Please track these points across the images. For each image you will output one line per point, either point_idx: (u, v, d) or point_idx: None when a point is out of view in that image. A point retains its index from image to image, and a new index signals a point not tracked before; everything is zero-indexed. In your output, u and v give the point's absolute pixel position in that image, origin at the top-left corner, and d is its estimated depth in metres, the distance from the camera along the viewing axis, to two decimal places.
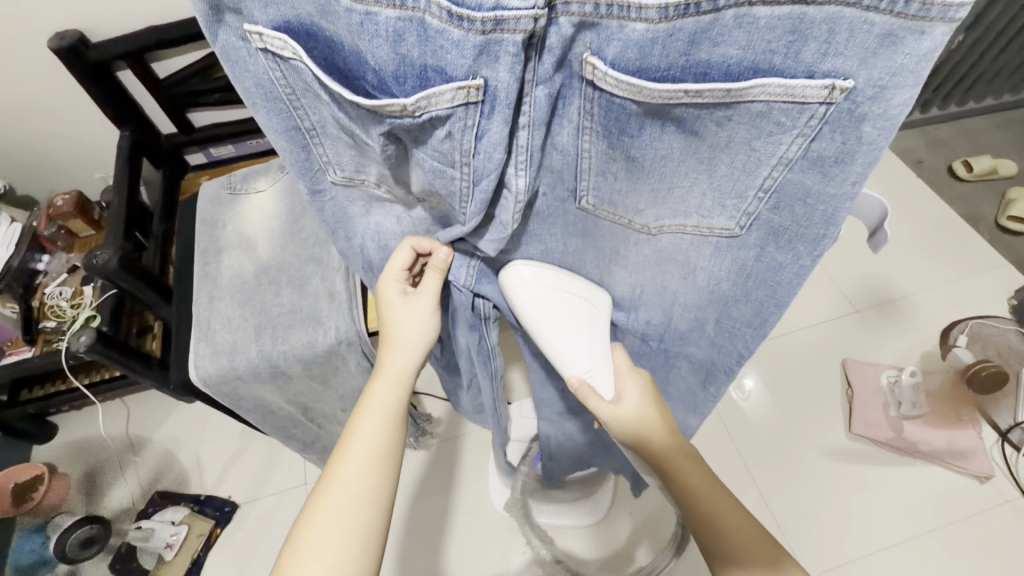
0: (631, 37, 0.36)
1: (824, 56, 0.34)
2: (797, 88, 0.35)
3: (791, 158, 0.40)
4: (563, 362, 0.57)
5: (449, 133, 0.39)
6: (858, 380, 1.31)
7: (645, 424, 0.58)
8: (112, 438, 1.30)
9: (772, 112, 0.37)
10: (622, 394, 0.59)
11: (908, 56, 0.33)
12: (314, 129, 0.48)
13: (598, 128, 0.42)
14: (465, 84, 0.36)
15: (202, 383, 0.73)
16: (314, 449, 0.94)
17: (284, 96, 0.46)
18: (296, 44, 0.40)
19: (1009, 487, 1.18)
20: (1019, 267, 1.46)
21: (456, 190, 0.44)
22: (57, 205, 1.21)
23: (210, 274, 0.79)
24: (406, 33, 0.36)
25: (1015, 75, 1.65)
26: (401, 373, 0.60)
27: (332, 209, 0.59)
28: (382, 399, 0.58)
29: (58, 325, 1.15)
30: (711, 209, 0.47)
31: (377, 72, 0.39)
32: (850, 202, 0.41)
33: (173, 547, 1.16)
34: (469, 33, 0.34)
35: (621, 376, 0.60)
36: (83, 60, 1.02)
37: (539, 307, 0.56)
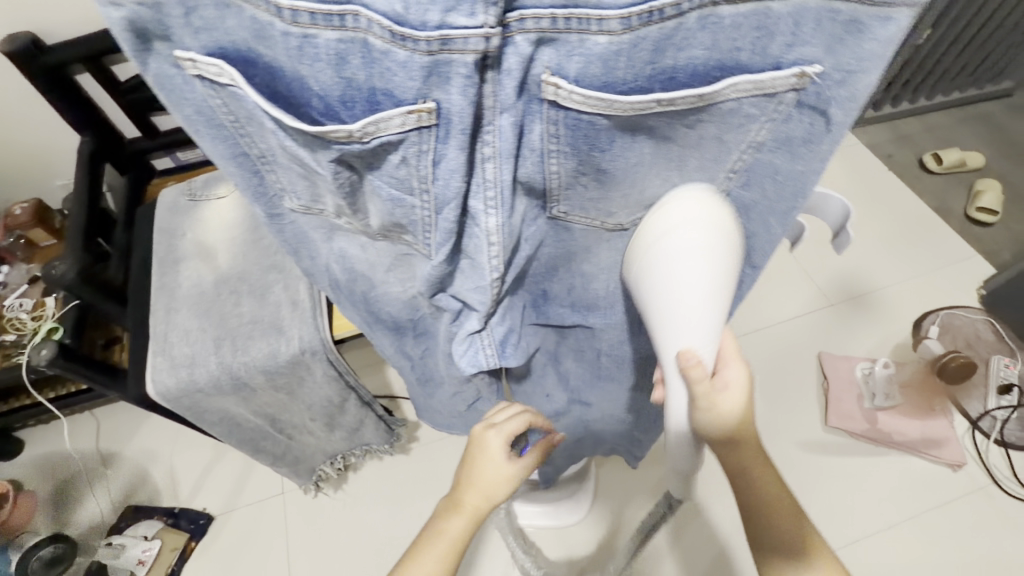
0: (594, 51, 0.33)
1: (790, 46, 0.35)
2: (767, 81, 0.36)
3: (761, 141, 0.40)
4: (682, 329, 0.44)
5: (404, 158, 0.37)
6: (832, 371, 1.33)
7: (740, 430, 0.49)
8: (79, 453, 1.26)
9: (742, 107, 0.37)
10: (728, 385, 0.47)
11: (874, 42, 0.34)
12: (264, 157, 0.43)
13: (564, 148, 0.39)
14: (416, 108, 0.33)
15: (161, 398, 0.71)
16: (286, 461, 0.92)
17: (227, 124, 0.41)
18: (232, 69, 0.35)
19: (980, 474, 1.20)
20: (987, 257, 1.50)
21: (417, 219, 0.42)
22: (15, 214, 1.16)
23: (167, 284, 0.77)
24: (349, 56, 0.32)
25: (980, 68, 1.69)
26: (478, 515, 0.58)
27: (293, 231, 0.53)
28: (455, 535, 0.57)
29: (18, 339, 1.12)
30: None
31: (322, 98, 0.35)
32: (820, 178, 0.42)
33: (146, 563, 1.13)
34: (414, 53, 0.31)
35: (728, 361, 0.48)
36: (37, 63, 0.98)
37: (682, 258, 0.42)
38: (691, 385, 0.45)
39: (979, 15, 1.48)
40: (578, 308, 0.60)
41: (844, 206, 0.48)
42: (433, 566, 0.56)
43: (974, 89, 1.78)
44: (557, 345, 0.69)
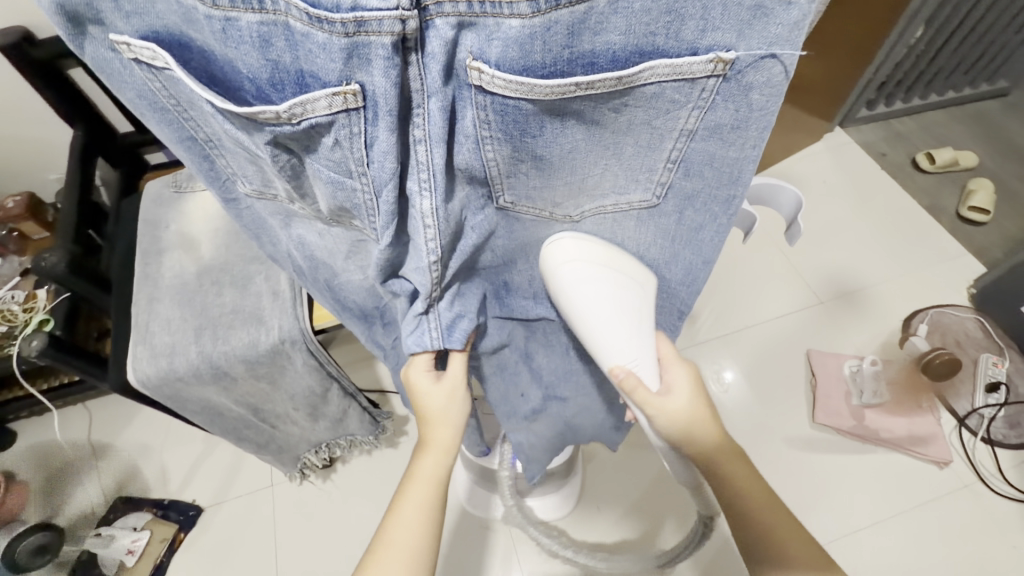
0: (510, 35, 0.35)
1: (704, 32, 0.36)
2: (683, 67, 0.37)
3: (691, 129, 0.42)
4: (607, 350, 0.54)
5: (337, 140, 0.39)
6: (821, 368, 1.33)
7: (697, 422, 0.56)
8: (70, 444, 1.27)
9: (665, 92, 0.39)
10: (671, 386, 0.57)
11: (781, 26, 0.36)
12: (210, 140, 0.48)
13: (497, 133, 0.41)
14: (340, 90, 0.35)
15: (141, 386, 0.72)
16: (270, 451, 0.93)
17: (170, 107, 0.45)
18: (164, 53, 0.39)
19: (966, 471, 1.21)
20: (978, 256, 1.50)
21: (359, 201, 0.44)
22: (7, 206, 1.17)
23: (150, 274, 0.78)
24: (272, 38, 0.35)
25: (974, 67, 1.69)
26: (447, 448, 0.63)
27: (251, 217, 0.59)
28: (430, 469, 0.61)
29: (9, 330, 1.13)
30: (625, 183, 0.48)
31: (254, 81, 0.39)
32: (753, 164, 0.43)
33: (134, 553, 1.14)
34: (332, 35, 0.33)
35: (669, 366, 0.58)
36: (28, 56, 0.98)
37: (583, 287, 0.52)
38: (631, 393, 0.55)
39: (972, 14, 1.47)
40: (541, 299, 0.64)
41: (797, 196, 0.56)
42: (418, 506, 0.59)
43: (968, 89, 1.78)
44: (526, 343, 0.70)
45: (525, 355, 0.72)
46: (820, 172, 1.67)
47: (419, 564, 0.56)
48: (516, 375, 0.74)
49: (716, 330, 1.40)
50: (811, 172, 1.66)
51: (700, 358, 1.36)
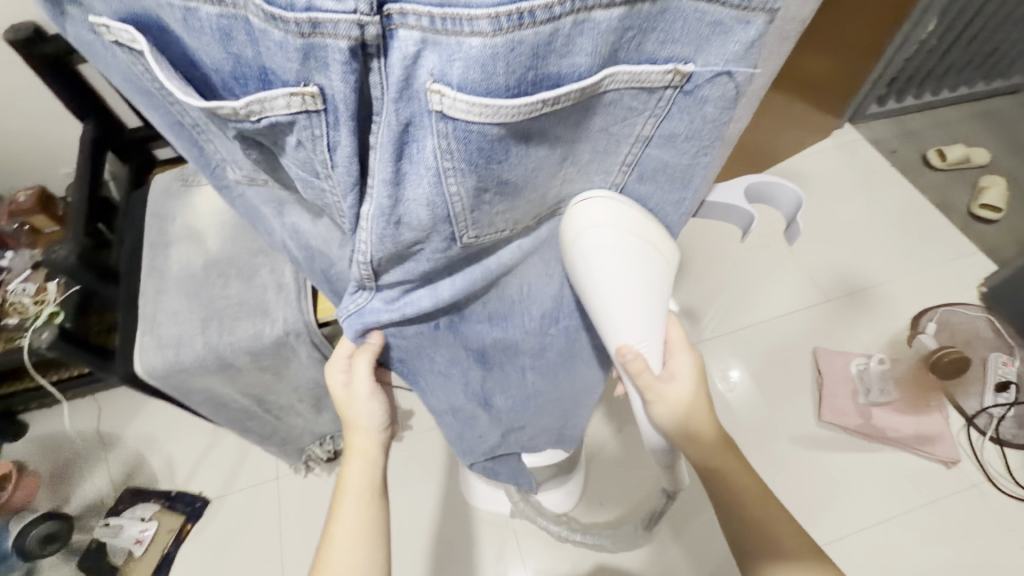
0: (471, 55, 0.34)
1: (663, 44, 0.38)
2: (641, 74, 0.40)
3: (648, 136, 0.45)
4: (616, 329, 0.54)
5: (299, 140, 0.39)
6: (827, 366, 1.32)
7: (693, 414, 0.58)
8: (79, 435, 1.28)
9: (622, 98, 0.41)
10: (674, 372, 0.58)
11: (738, 44, 0.38)
12: (197, 125, 0.49)
13: (460, 164, 0.40)
14: (298, 90, 0.35)
15: (148, 376, 0.72)
16: (274, 442, 0.94)
17: (155, 91, 0.45)
18: (141, 37, 0.39)
19: (974, 471, 1.20)
20: (990, 254, 1.48)
21: (328, 199, 0.45)
22: (20, 200, 1.20)
23: (157, 267, 0.79)
24: (233, 32, 0.36)
25: (986, 63, 1.66)
26: (367, 451, 0.65)
27: (244, 205, 0.60)
28: (356, 475, 0.63)
29: (20, 322, 1.14)
30: (581, 187, 0.51)
31: (218, 72, 0.40)
32: (702, 167, 0.48)
33: (143, 543, 1.16)
34: (288, 34, 0.33)
35: (675, 352, 0.59)
36: (40, 52, 0.99)
37: (605, 258, 0.50)
38: (635, 376, 0.55)
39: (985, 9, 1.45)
40: (495, 321, 0.62)
41: (798, 194, 0.55)
42: (355, 513, 0.60)
43: (981, 85, 1.76)
44: (482, 385, 0.70)
45: (481, 401, 0.73)
46: (828, 169, 1.65)
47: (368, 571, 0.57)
48: (473, 419, 0.75)
49: (721, 327, 1.39)
50: (819, 168, 1.65)
51: (706, 356, 1.36)
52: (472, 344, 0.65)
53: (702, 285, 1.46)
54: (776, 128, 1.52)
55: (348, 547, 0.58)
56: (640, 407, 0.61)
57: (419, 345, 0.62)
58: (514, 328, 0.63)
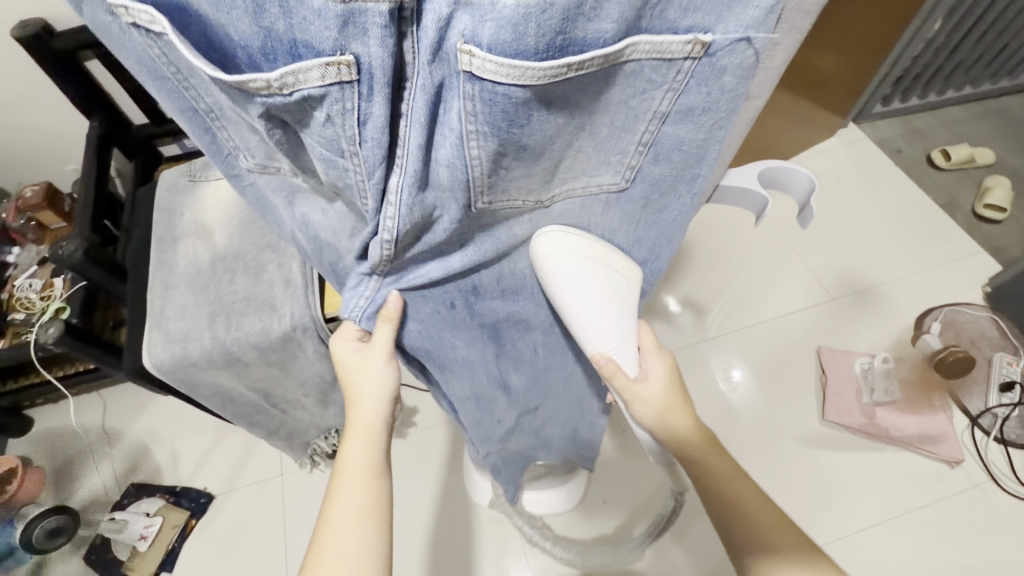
0: (503, 15, 0.35)
1: (685, 12, 0.39)
2: (664, 44, 0.40)
3: (665, 112, 0.45)
4: (591, 339, 0.59)
5: (329, 116, 0.39)
6: (831, 366, 1.32)
7: (671, 411, 0.60)
8: (84, 430, 1.29)
9: (643, 69, 0.41)
10: (648, 374, 0.61)
11: (757, 9, 0.39)
12: (211, 111, 0.49)
13: (484, 128, 0.40)
14: (334, 60, 0.36)
15: (156, 370, 0.73)
16: (280, 437, 0.95)
17: (170, 75, 0.46)
18: (162, 17, 0.39)
19: (978, 471, 1.19)
20: (994, 254, 1.47)
21: (351, 181, 0.44)
22: (26, 196, 1.20)
23: (166, 261, 0.79)
24: (265, 5, 0.36)
25: (992, 63, 1.66)
26: (369, 428, 0.64)
27: (254, 193, 0.59)
28: (356, 454, 0.62)
29: (27, 317, 1.15)
30: (596, 166, 0.50)
31: (245, 48, 0.40)
32: (718, 143, 0.47)
33: (147, 539, 1.16)
34: (328, 1, 0.34)
35: (650, 354, 0.63)
36: (47, 48, 1.00)
37: (569, 278, 0.55)
38: (612, 380, 0.60)
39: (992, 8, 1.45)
40: (508, 296, 0.62)
41: (810, 179, 0.55)
42: (355, 490, 0.60)
43: (986, 85, 1.75)
44: (498, 364, 0.68)
45: (499, 381, 0.69)
46: (833, 168, 1.65)
47: (369, 547, 0.57)
48: (491, 403, 0.71)
49: (725, 326, 1.39)
50: (824, 168, 1.65)
51: (709, 354, 1.35)
52: (486, 321, 0.63)
53: (705, 285, 1.46)
54: (778, 128, 1.52)
55: (350, 522, 0.58)
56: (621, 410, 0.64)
57: (437, 330, 0.60)
58: (527, 300, 0.64)
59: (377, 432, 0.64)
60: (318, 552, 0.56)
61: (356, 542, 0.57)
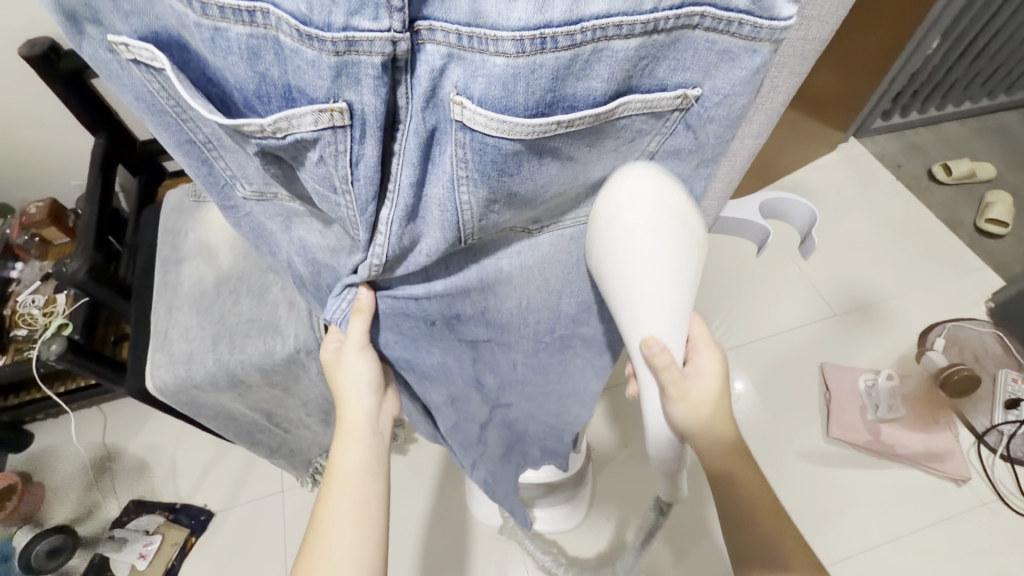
0: (493, 73, 0.36)
1: (674, 71, 0.40)
2: (654, 101, 0.41)
3: (652, 153, 0.46)
4: (642, 319, 0.48)
5: (322, 156, 0.39)
6: (835, 383, 1.31)
7: (716, 417, 0.54)
8: (85, 446, 1.29)
9: (633, 123, 0.42)
10: (699, 370, 0.53)
11: (744, 70, 0.40)
12: (209, 142, 0.49)
13: (473, 175, 0.41)
14: (327, 107, 0.36)
15: (158, 392, 0.73)
16: (282, 455, 0.95)
17: (169, 109, 0.46)
18: (162, 55, 0.40)
19: (985, 489, 1.18)
20: (997, 269, 1.48)
21: (343, 215, 0.44)
22: (31, 212, 1.20)
23: (170, 282, 0.79)
24: (261, 52, 0.35)
25: (992, 79, 1.67)
26: (363, 429, 0.63)
27: (250, 223, 0.59)
28: (353, 455, 0.61)
29: (29, 333, 1.15)
30: (585, 200, 0.51)
31: (241, 90, 0.39)
32: (703, 179, 0.49)
33: (146, 557, 1.14)
34: (322, 53, 0.33)
35: (700, 348, 0.54)
36: (55, 69, 1.00)
37: (644, 237, 0.44)
38: (660, 371, 0.49)
39: (992, 26, 1.46)
40: (492, 328, 0.61)
41: (811, 212, 0.58)
42: (352, 492, 0.59)
43: (986, 100, 1.77)
44: (474, 368, 0.66)
45: (475, 382, 0.68)
46: (834, 182, 1.65)
47: (367, 548, 0.56)
48: (467, 402, 0.71)
49: (729, 340, 1.39)
50: (825, 182, 1.65)
51: None
52: (466, 338, 0.62)
53: (708, 296, 1.46)
54: (781, 144, 1.51)
55: (343, 526, 0.57)
56: (652, 399, 0.55)
57: (413, 340, 0.61)
58: (510, 333, 0.62)
59: (363, 434, 0.63)
60: (312, 559, 0.55)
61: (350, 544, 0.56)
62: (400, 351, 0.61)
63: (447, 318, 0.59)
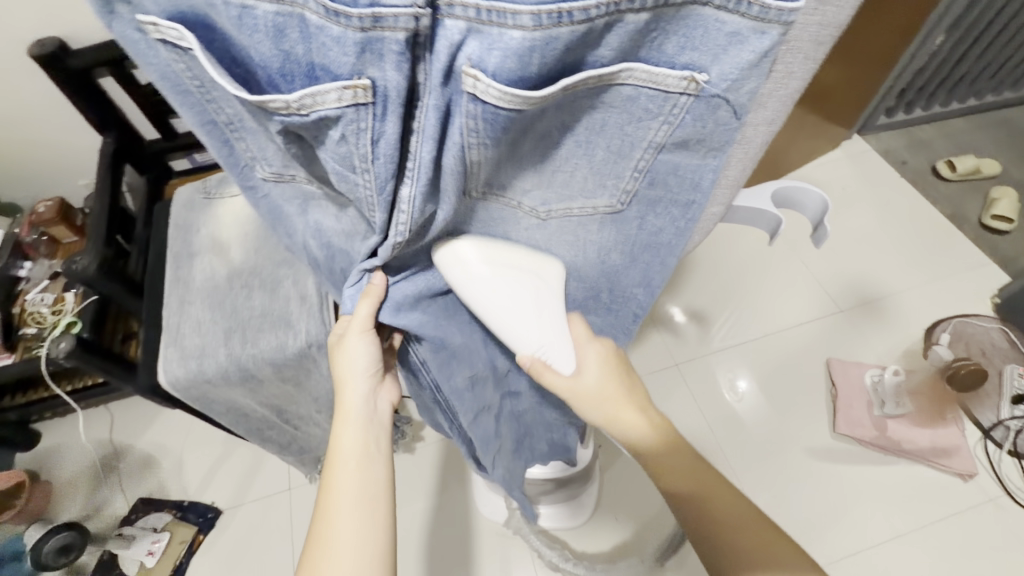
0: (510, 46, 0.35)
1: (683, 49, 0.40)
2: (660, 76, 0.40)
3: (660, 142, 0.46)
4: (513, 344, 0.57)
5: (343, 135, 0.40)
6: (842, 379, 1.31)
7: (610, 403, 0.60)
8: (93, 445, 1.29)
9: (640, 97, 0.42)
10: (584, 366, 0.59)
11: (751, 53, 0.39)
12: (232, 123, 0.50)
13: (484, 140, 0.41)
14: (351, 84, 0.36)
15: (171, 387, 0.73)
16: (292, 451, 0.95)
17: (193, 89, 0.47)
18: (189, 33, 0.40)
19: (992, 485, 1.18)
20: (1003, 265, 1.47)
21: (361, 195, 0.45)
22: (40, 211, 1.20)
23: (182, 278, 0.80)
24: (287, 30, 0.36)
25: (997, 75, 1.67)
26: (362, 413, 0.64)
27: (268, 205, 0.60)
28: (353, 439, 0.62)
29: (39, 331, 1.16)
30: (593, 190, 0.50)
31: (264, 69, 0.40)
32: (712, 172, 0.48)
33: (154, 554, 1.15)
34: (348, 29, 0.34)
35: (583, 346, 0.60)
36: (63, 67, 1.01)
37: (476, 287, 0.55)
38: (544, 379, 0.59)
39: (997, 21, 1.46)
40: None
41: (823, 199, 0.58)
42: (354, 474, 0.59)
43: (990, 96, 1.76)
44: (489, 347, 0.67)
45: (490, 363, 0.68)
46: (839, 179, 1.65)
47: (375, 528, 0.56)
48: (483, 387, 0.68)
49: (734, 336, 1.39)
50: (830, 179, 1.65)
51: (715, 364, 1.35)
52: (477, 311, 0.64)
53: (714, 293, 1.46)
54: (786, 140, 1.51)
55: (351, 507, 0.57)
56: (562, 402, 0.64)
57: (438, 318, 0.60)
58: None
59: (361, 417, 0.64)
60: (323, 541, 0.55)
61: (358, 526, 0.56)
62: (433, 331, 0.59)
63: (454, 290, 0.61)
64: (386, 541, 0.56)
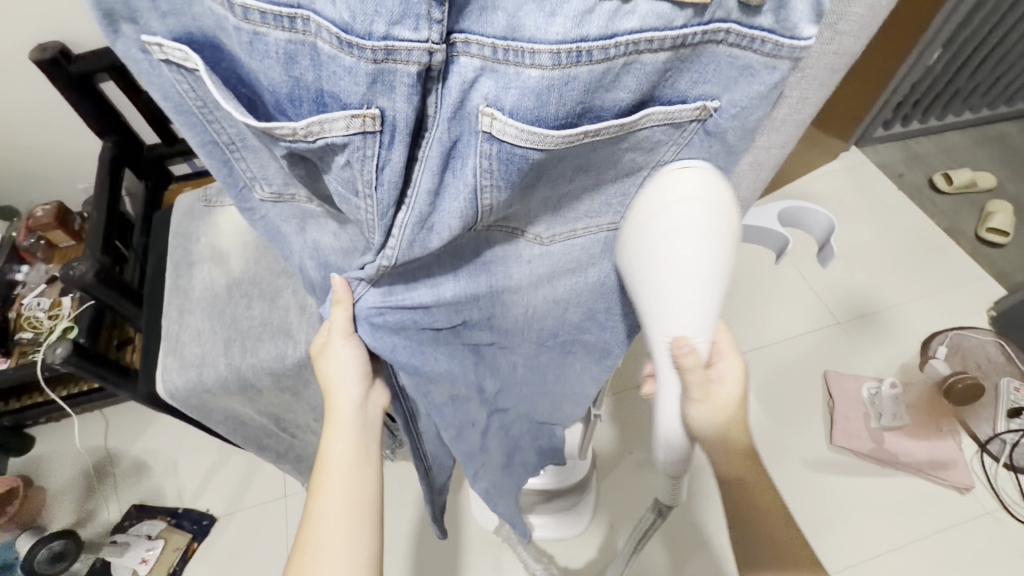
0: (527, 85, 0.36)
1: (695, 83, 0.41)
2: (674, 112, 0.42)
3: (667, 162, 0.46)
4: (672, 317, 0.46)
5: (349, 160, 0.40)
6: (838, 391, 1.31)
7: (737, 423, 0.50)
8: (88, 450, 1.28)
9: (654, 135, 0.43)
10: (725, 376, 0.50)
11: (762, 85, 0.41)
12: (233, 143, 0.50)
13: (497, 182, 0.41)
14: (360, 113, 0.36)
15: (170, 396, 0.73)
16: (289, 459, 0.95)
17: (195, 110, 0.46)
18: (195, 56, 0.40)
19: (988, 498, 1.19)
20: (998, 279, 1.49)
21: (362, 218, 0.44)
22: (38, 215, 1.20)
23: (181, 286, 0.79)
24: (298, 57, 0.36)
25: (993, 89, 1.69)
26: (348, 420, 0.62)
27: (266, 226, 0.59)
28: (340, 446, 0.61)
29: (34, 337, 1.15)
30: (599, 208, 0.51)
31: (273, 93, 0.39)
32: None
33: (148, 562, 1.14)
34: (361, 60, 0.34)
35: (722, 353, 0.50)
36: (65, 72, 1.01)
37: (680, 233, 0.43)
38: (683, 371, 0.47)
39: (993, 37, 1.47)
40: (496, 330, 0.62)
41: (830, 220, 0.60)
42: (341, 485, 0.58)
43: (985, 111, 1.78)
44: (476, 371, 0.65)
45: (476, 386, 0.66)
46: (836, 190, 1.67)
47: (359, 543, 0.56)
48: (467, 404, 0.67)
49: None
50: (827, 191, 1.66)
51: None
52: (469, 343, 0.62)
53: None
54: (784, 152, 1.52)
55: (335, 521, 0.56)
56: (667, 405, 0.52)
57: (419, 345, 0.57)
58: (512, 337, 0.63)
59: (351, 423, 0.62)
60: (306, 555, 0.54)
61: (342, 539, 0.55)
62: (407, 357, 0.57)
63: (454, 326, 0.59)
64: (370, 556, 0.56)
